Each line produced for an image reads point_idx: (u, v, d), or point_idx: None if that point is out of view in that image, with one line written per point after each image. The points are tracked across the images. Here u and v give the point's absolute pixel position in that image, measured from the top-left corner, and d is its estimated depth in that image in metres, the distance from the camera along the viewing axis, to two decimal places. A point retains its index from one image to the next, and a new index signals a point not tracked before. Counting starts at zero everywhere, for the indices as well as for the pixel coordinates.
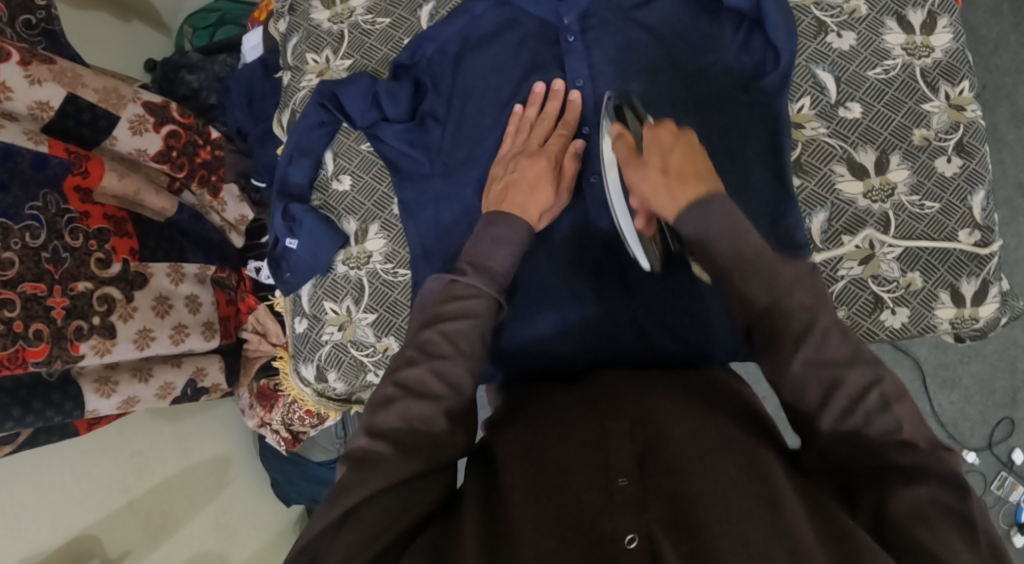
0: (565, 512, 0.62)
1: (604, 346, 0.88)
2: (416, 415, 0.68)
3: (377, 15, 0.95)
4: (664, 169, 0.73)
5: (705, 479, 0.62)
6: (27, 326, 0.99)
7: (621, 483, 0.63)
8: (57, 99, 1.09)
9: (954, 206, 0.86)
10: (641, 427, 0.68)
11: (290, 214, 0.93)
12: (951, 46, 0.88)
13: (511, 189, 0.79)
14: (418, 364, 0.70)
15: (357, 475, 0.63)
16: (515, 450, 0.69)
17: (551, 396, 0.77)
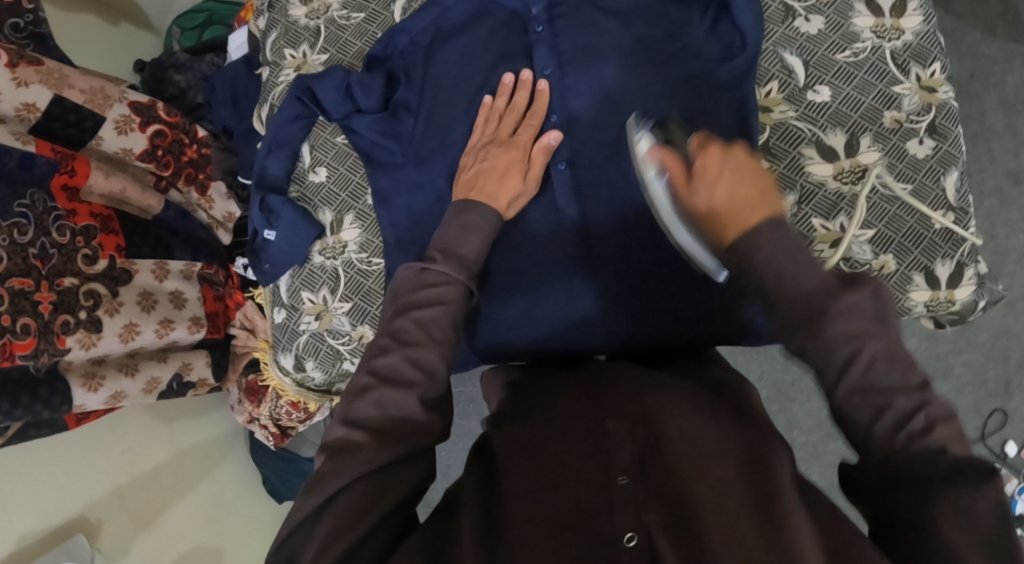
0: (564, 510, 0.63)
1: (590, 337, 0.88)
2: (389, 400, 0.66)
3: (352, 10, 0.96)
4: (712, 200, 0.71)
5: (705, 484, 0.64)
6: (14, 320, 1.00)
7: (622, 482, 0.64)
8: (44, 101, 1.10)
9: (927, 187, 0.86)
10: (643, 423, 0.68)
11: (267, 205, 0.94)
12: (921, 28, 0.88)
13: (480, 177, 0.79)
14: (392, 352, 0.69)
15: (334, 463, 0.63)
16: (516, 447, 0.69)
17: (553, 384, 0.78)
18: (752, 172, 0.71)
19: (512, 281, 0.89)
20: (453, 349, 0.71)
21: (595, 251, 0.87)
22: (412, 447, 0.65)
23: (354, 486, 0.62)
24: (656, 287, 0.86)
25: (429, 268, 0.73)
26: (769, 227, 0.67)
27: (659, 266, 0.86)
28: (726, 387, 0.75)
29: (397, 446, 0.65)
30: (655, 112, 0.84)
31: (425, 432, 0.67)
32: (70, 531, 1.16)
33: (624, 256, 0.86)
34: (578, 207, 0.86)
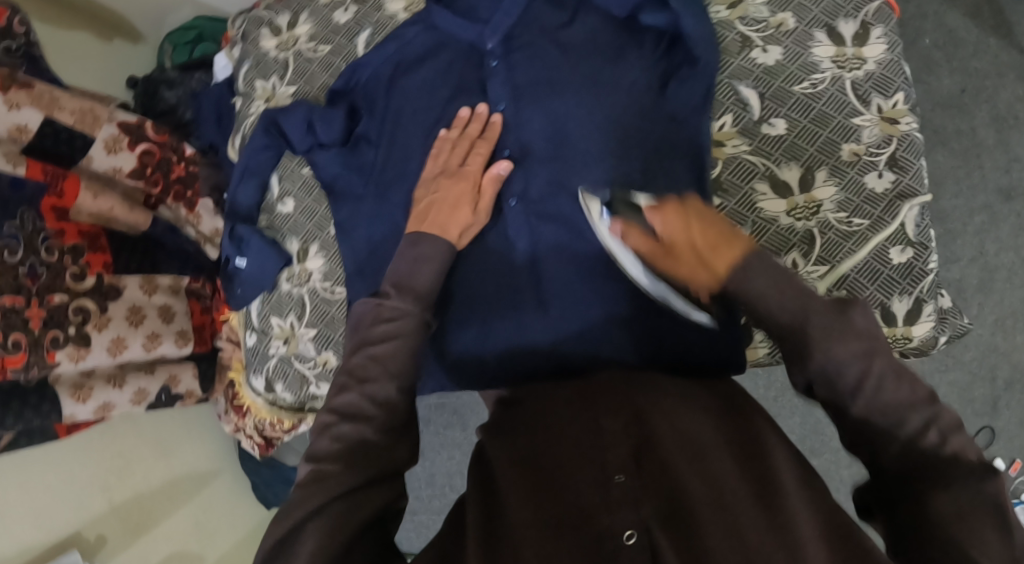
0: (565, 511, 0.62)
1: (574, 353, 0.85)
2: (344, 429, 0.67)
3: (319, 42, 0.99)
4: (694, 249, 0.72)
5: (699, 480, 0.63)
6: (6, 336, 1.04)
7: (619, 479, 0.62)
8: (36, 123, 1.14)
9: (885, 222, 0.85)
10: (634, 420, 0.68)
11: (237, 235, 0.97)
12: (884, 56, 0.88)
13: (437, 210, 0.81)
14: (349, 390, 0.69)
15: (305, 490, 0.64)
16: (511, 451, 0.70)
17: (546, 390, 0.78)
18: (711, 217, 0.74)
19: (468, 314, 0.89)
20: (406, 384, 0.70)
21: (549, 289, 0.87)
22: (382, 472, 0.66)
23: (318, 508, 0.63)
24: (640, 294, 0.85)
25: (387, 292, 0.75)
26: (754, 258, 0.69)
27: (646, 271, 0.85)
28: (715, 390, 0.76)
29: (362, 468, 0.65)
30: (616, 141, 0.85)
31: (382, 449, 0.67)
32: (65, 546, 1.21)
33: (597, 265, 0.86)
34: (529, 241, 0.87)
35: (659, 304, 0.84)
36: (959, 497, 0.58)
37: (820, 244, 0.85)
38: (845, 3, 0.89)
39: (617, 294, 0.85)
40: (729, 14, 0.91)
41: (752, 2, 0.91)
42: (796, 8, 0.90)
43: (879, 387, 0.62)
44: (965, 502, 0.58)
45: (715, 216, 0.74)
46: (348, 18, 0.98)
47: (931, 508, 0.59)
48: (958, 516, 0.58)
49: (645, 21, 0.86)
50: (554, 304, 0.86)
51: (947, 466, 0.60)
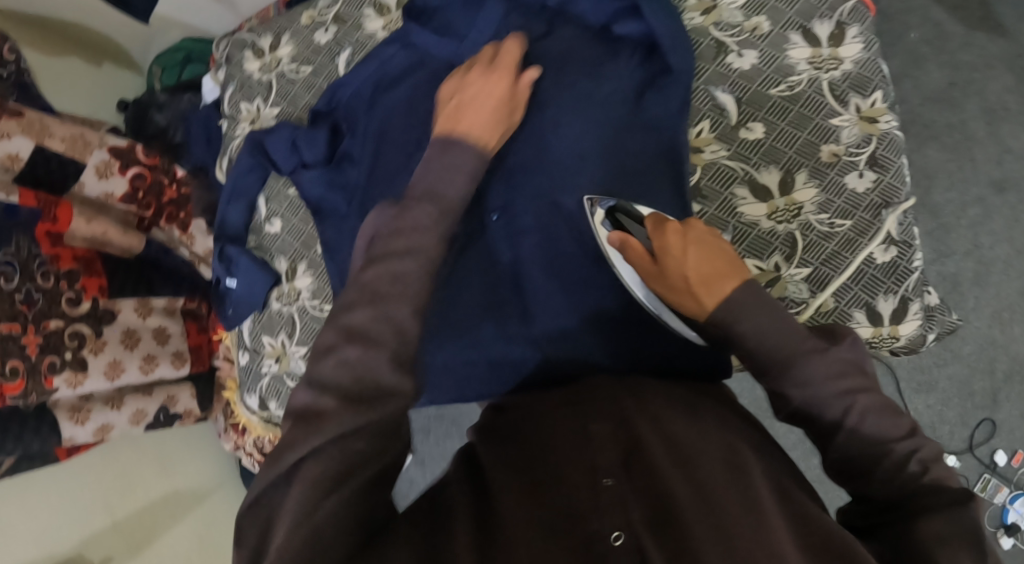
0: (554, 513, 0.60)
1: (556, 367, 0.84)
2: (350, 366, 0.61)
3: (301, 64, 1.02)
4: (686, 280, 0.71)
5: (688, 484, 0.61)
6: (3, 363, 1.05)
7: (608, 483, 0.62)
8: (27, 150, 1.15)
9: (867, 222, 0.85)
10: (623, 428, 0.67)
11: (226, 256, 0.99)
12: (862, 56, 0.88)
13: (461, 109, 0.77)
14: (359, 310, 0.63)
15: (304, 428, 0.59)
16: (500, 458, 0.69)
17: (533, 401, 0.78)
18: (712, 242, 0.72)
19: (453, 331, 0.90)
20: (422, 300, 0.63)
21: (534, 304, 0.87)
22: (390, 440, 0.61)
23: (309, 466, 0.59)
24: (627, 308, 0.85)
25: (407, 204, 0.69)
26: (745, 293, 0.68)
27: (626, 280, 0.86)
28: (708, 400, 0.76)
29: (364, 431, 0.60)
30: (591, 151, 0.86)
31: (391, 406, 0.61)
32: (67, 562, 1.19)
33: (586, 276, 0.86)
34: (512, 253, 0.89)
35: (641, 314, 0.85)
36: (946, 522, 0.58)
37: (803, 247, 0.86)
38: (820, 4, 0.90)
39: (600, 306, 0.86)
40: (703, 20, 0.92)
41: (726, 7, 0.91)
42: (771, 11, 0.90)
43: (863, 415, 0.64)
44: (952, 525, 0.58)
45: (718, 247, 0.72)
46: (328, 38, 1.02)
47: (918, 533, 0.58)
48: (947, 536, 0.57)
49: (620, 31, 0.89)
50: (539, 319, 0.87)
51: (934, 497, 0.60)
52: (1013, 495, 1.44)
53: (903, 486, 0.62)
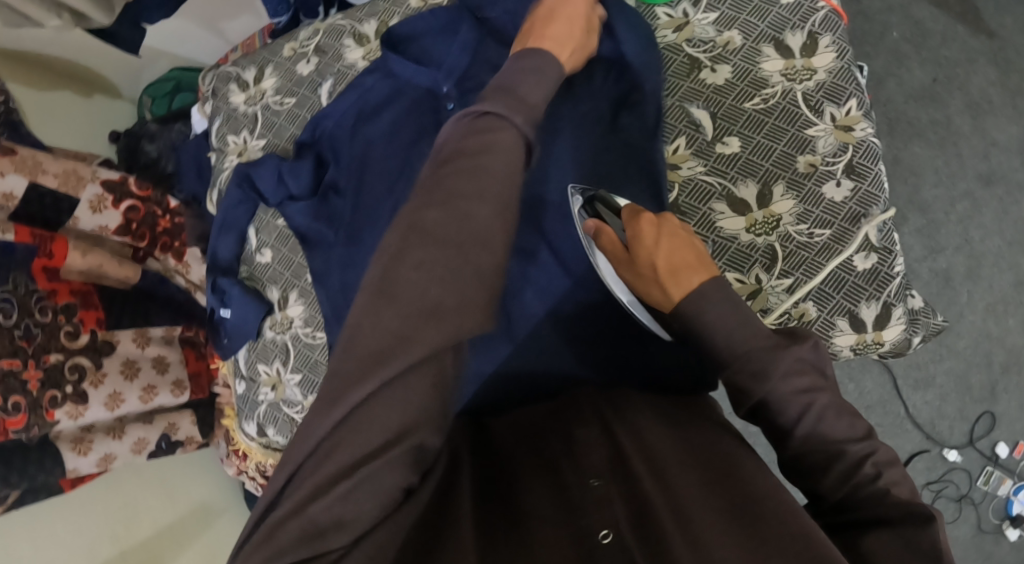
0: (553, 514, 0.66)
1: (542, 383, 0.87)
2: (401, 297, 0.61)
3: (285, 95, 1.05)
4: (654, 266, 0.76)
5: (667, 487, 0.66)
6: (5, 399, 1.05)
7: (595, 482, 0.69)
8: (21, 188, 1.15)
9: (847, 230, 0.86)
10: (611, 437, 0.74)
11: (219, 287, 1.00)
12: (834, 65, 0.90)
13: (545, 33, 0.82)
14: (435, 207, 0.65)
15: (360, 369, 0.58)
16: (506, 468, 0.75)
17: (531, 411, 0.84)
18: (684, 239, 0.77)
19: None
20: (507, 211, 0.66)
21: (522, 328, 0.90)
22: (418, 416, 0.59)
23: (345, 425, 0.58)
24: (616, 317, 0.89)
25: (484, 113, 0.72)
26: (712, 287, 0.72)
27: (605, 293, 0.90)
28: (697, 409, 0.79)
29: (381, 407, 0.58)
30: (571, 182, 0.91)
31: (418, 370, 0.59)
32: None
33: (572, 295, 0.90)
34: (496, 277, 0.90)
35: (624, 331, 0.89)
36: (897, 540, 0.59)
37: (783, 258, 0.86)
38: (791, 16, 0.92)
39: (585, 324, 0.89)
40: (676, 37, 0.94)
41: (698, 23, 0.94)
42: (743, 25, 0.93)
43: (820, 416, 0.66)
44: (897, 539, 0.59)
45: (688, 241, 0.77)
46: (310, 70, 1.05)
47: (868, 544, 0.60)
48: (890, 550, 0.59)
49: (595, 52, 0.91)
50: (529, 341, 0.89)
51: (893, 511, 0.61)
52: (1016, 487, 1.45)
53: (858, 490, 0.64)
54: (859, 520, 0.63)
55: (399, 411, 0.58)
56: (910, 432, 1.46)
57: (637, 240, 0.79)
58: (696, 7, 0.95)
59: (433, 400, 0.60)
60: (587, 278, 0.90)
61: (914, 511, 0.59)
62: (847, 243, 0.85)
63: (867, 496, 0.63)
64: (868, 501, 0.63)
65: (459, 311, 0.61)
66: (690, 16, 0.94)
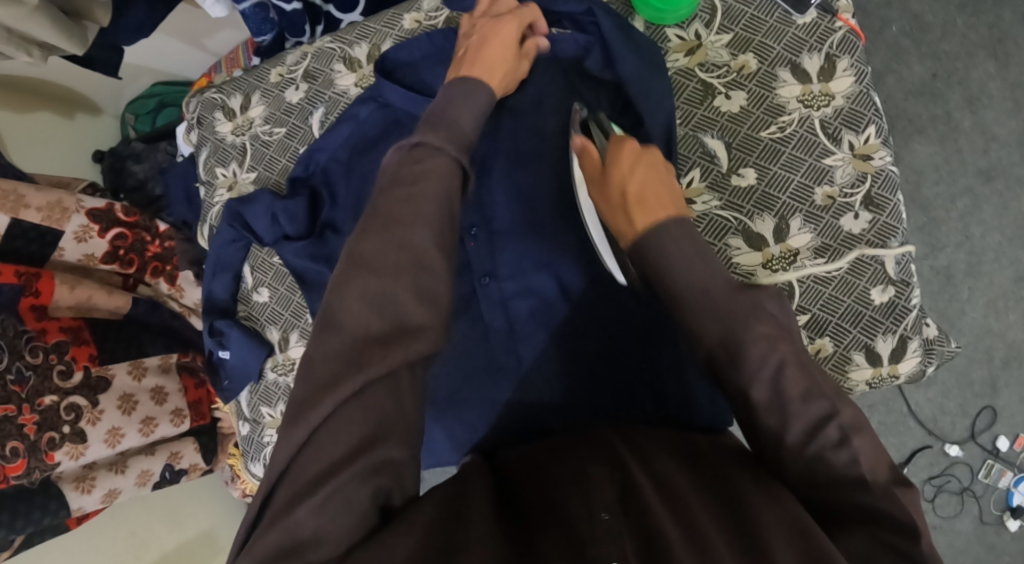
0: (559, 539, 0.61)
1: (548, 419, 0.85)
2: (346, 326, 0.65)
3: (274, 124, 1.02)
4: (624, 192, 0.80)
5: (679, 527, 0.61)
6: (3, 445, 1.01)
7: (604, 517, 0.62)
8: (2, 225, 1.11)
9: (864, 263, 0.87)
10: (620, 470, 0.69)
11: (217, 330, 0.99)
12: (853, 89, 0.90)
13: (479, 58, 0.84)
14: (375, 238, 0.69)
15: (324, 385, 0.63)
16: (510, 501, 0.70)
17: (538, 445, 0.81)
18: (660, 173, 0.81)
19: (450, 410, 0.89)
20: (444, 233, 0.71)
21: (528, 366, 0.88)
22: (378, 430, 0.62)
23: (312, 444, 0.62)
24: (610, 337, 0.87)
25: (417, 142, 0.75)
26: (708, 295, 0.71)
27: (604, 322, 0.87)
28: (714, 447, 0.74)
29: (350, 422, 0.62)
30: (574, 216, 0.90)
31: (379, 384, 0.63)
32: None
33: (576, 324, 0.88)
34: (505, 319, 0.89)
35: (623, 358, 0.87)
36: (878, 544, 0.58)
37: (799, 294, 0.87)
38: (807, 37, 0.91)
39: (582, 356, 0.87)
40: (688, 62, 0.94)
41: (711, 46, 0.93)
42: (757, 48, 0.92)
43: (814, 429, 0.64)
44: (880, 539, 0.58)
45: (662, 177, 0.81)
46: (300, 97, 1.01)
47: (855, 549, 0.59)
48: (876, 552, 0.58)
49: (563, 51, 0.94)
50: (533, 380, 0.87)
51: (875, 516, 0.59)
52: (1016, 478, 1.45)
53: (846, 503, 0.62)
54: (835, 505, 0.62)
55: (360, 423, 0.62)
56: (913, 429, 1.47)
57: (614, 164, 0.82)
58: (708, 28, 0.94)
59: (394, 412, 0.64)
60: (586, 309, 0.88)
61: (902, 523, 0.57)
62: (864, 275, 0.86)
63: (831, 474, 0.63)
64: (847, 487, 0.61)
65: (404, 333, 0.66)
66: (703, 38, 0.94)
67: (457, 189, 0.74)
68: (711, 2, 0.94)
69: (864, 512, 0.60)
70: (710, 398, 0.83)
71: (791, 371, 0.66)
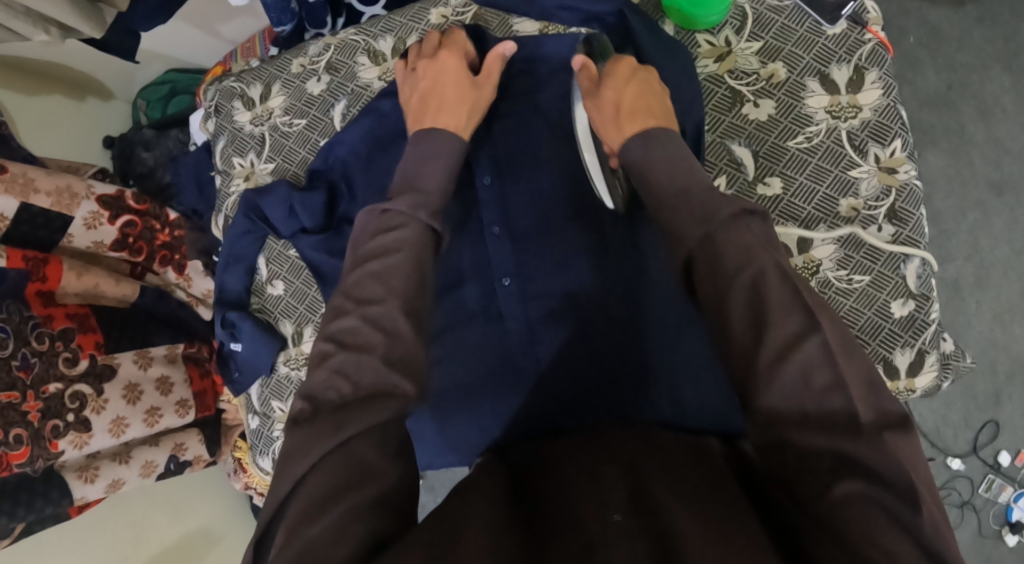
0: (570, 542, 0.62)
1: (563, 420, 0.86)
2: (325, 399, 0.67)
3: (294, 116, 1.01)
4: (618, 104, 0.84)
5: (688, 515, 0.61)
6: (6, 432, 1.00)
7: (617, 517, 0.63)
8: (11, 209, 1.08)
9: (886, 276, 0.88)
10: (634, 471, 0.69)
11: (229, 322, 0.99)
12: (881, 102, 0.91)
13: (436, 104, 0.87)
14: (349, 314, 0.71)
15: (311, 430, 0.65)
16: (528, 501, 0.71)
17: (552, 444, 0.81)
18: (652, 88, 0.85)
19: (461, 408, 0.91)
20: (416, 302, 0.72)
21: (545, 366, 0.89)
22: (365, 471, 0.64)
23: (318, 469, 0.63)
24: (626, 339, 0.87)
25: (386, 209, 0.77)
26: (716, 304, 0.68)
27: (613, 326, 0.87)
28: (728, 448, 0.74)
29: (339, 465, 0.63)
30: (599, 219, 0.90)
31: (363, 436, 0.65)
32: None
33: (591, 327, 0.88)
34: (524, 321, 0.89)
35: (641, 361, 0.86)
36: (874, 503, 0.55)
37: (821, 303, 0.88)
38: (837, 48, 0.92)
39: (596, 359, 0.87)
40: (717, 68, 0.95)
41: (741, 53, 0.94)
42: (787, 57, 0.93)
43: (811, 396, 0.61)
44: (870, 497, 0.56)
45: (654, 90, 0.85)
46: (322, 89, 1.00)
47: (844, 500, 0.56)
48: (864, 508, 0.55)
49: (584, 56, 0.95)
50: (549, 382, 0.88)
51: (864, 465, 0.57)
52: (1016, 494, 1.43)
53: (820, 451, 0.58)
54: (815, 452, 0.58)
55: (353, 465, 0.64)
56: None
57: (609, 79, 0.86)
58: (738, 34, 0.95)
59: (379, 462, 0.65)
60: (598, 313, 0.88)
61: (899, 485, 0.55)
62: (886, 288, 0.87)
63: (821, 420, 0.59)
64: (843, 436, 0.58)
65: (382, 395, 0.67)
66: (732, 44, 0.95)
67: (428, 255, 0.75)
68: (742, 8, 0.95)
69: (851, 459, 0.57)
70: (727, 409, 0.82)
71: (780, 303, 0.64)
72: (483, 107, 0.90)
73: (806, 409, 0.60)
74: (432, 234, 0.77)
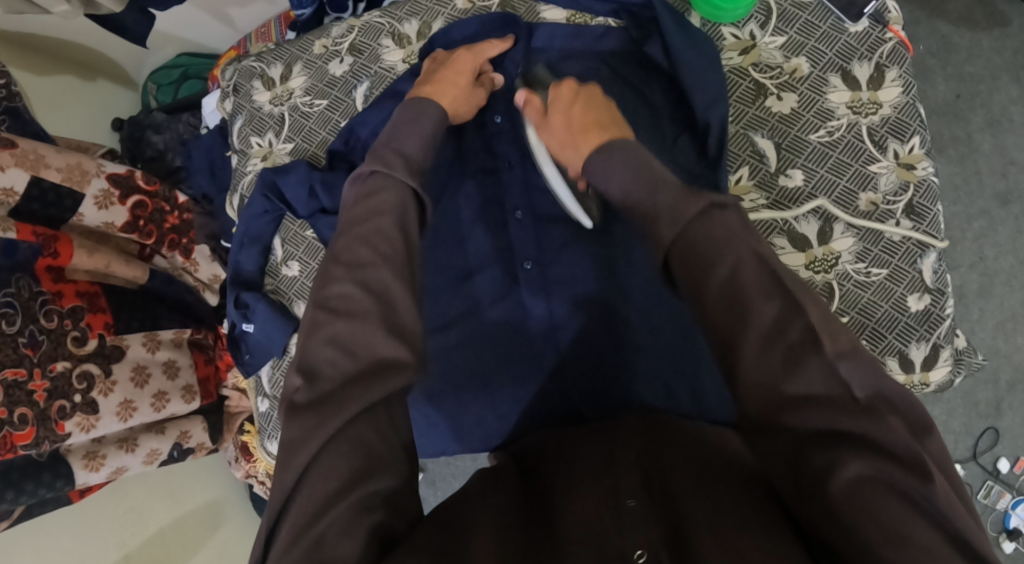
0: (587, 523, 0.61)
1: (574, 398, 0.88)
2: (324, 374, 0.66)
3: (315, 97, 1.01)
4: (569, 126, 0.83)
5: (703, 503, 0.61)
6: (11, 412, 0.98)
7: (631, 504, 0.62)
8: (22, 184, 1.06)
9: (903, 270, 0.89)
10: (648, 457, 0.69)
11: (243, 302, 0.98)
12: (900, 99, 0.92)
13: (432, 79, 0.89)
14: (342, 280, 0.70)
15: (315, 417, 0.63)
16: (543, 483, 0.70)
17: (568, 430, 0.81)
18: (597, 103, 0.85)
19: (473, 392, 0.92)
20: (408, 267, 0.71)
21: (564, 352, 0.89)
22: (370, 462, 0.62)
23: (331, 451, 0.62)
24: (648, 331, 0.88)
25: (370, 174, 0.77)
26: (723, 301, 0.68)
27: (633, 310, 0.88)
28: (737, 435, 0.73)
29: (350, 447, 0.62)
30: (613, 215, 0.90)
31: (364, 419, 0.63)
32: None
33: (615, 315, 0.88)
34: (547, 306, 0.90)
35: (655, 350, 0.87)
36: (886, 487, 0.54)
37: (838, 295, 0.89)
38: (859, 45, 0.93)
39: (611, 346, 0.88)
40: (742, 61, 0.96)
41: (765, 48, 0.95)
42: (811, 52, 0.94)
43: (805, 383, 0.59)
44: (879, 474, 0.55)
45: (601, 106, 0.84)
46: (344, 70, 1.01)
47: (841, 480, 0.55)
48: (875, 489, 0.54)
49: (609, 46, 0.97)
50: (567, 369, 0.89)
51: (878, 448, 0.55)
52: (1016, 501, 1.37)
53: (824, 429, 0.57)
54: (815, 433, 0.57)
55: (362, 457, 0.62)
56: None
57: (555, 104, 0.85)
58: (763, 29, 0.96)
59: (378, 442, 0.63)
60: (620, 302, 0.88)
61: (909, 459, 0.55)
62: (903, 281, 0.88)
63: (821, 401, 0.58)
64: (848, 416, 0.57)
65: (382, 369, 0.65)
66: (757, 38, 0.96)
67: (412, 218, 0.75)
68: (767, 3, 0.96)
69: (860, 438, 0.56)
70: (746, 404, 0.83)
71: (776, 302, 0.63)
72: (469, 113, 0.92)
73: (808, 394, 0.58)
74: (413, 194, 0.76)
